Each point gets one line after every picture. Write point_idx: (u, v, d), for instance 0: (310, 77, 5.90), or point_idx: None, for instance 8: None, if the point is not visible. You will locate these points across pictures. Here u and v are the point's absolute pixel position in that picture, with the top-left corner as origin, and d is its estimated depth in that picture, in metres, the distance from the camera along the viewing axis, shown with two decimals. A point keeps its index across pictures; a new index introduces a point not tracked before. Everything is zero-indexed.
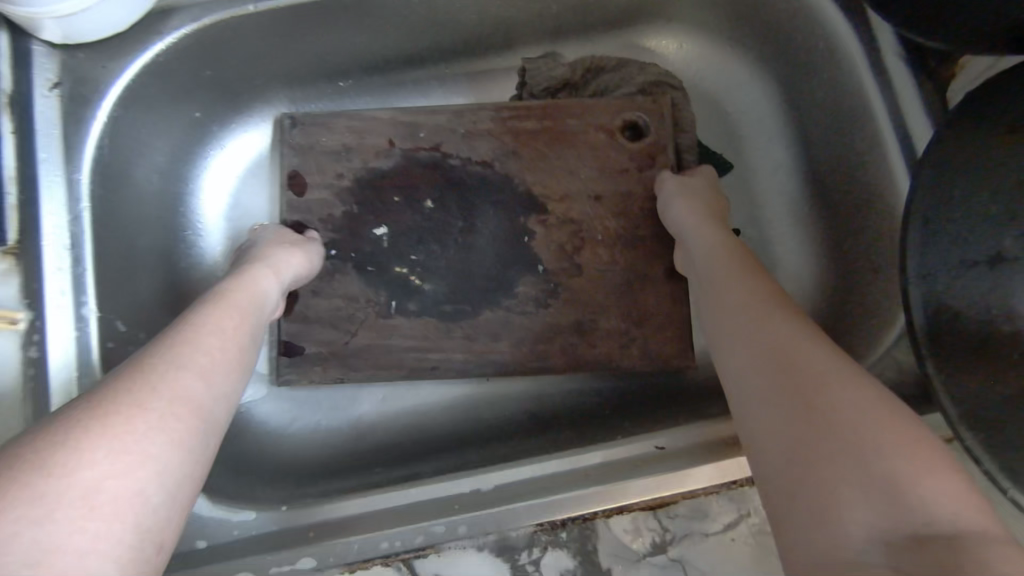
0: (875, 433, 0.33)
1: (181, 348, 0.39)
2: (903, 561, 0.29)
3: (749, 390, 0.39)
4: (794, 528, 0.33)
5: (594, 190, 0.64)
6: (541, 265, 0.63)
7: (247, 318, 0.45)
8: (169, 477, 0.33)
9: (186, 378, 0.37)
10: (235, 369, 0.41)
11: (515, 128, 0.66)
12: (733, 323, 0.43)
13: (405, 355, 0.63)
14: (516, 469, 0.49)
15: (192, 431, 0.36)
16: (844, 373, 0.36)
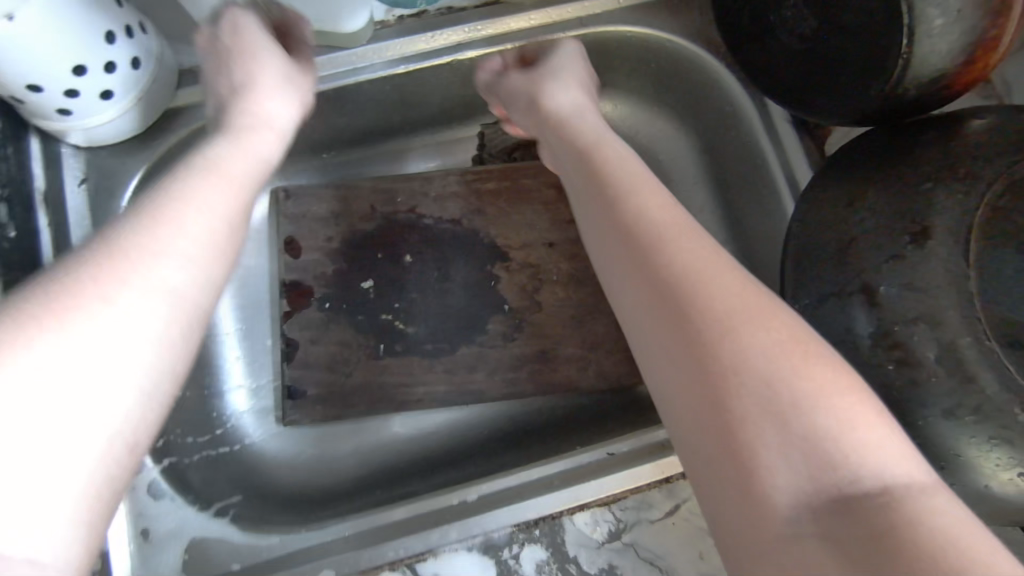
0: (793, 374, 0.35)
1: (160, 226, 0.36)
2: (824, 524, 0.32)
3: (650, 329, 0.40)
4: (707, 475, 0.36)
5: (548, 238, 0.76)
6: (507, 305, 0.74)
7: (235, 193, 0.42)
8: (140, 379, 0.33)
9: (167, 272, 0.35)
10: (222, 249, 0.39)
11: (479, 189, 0.77)
12: (624, 264, 0.43)
13: (395, 390, 0.72)
14: (493, 481, 0.59)
15: (166, 323, 0.35)
16: (740, 312, 0.37)
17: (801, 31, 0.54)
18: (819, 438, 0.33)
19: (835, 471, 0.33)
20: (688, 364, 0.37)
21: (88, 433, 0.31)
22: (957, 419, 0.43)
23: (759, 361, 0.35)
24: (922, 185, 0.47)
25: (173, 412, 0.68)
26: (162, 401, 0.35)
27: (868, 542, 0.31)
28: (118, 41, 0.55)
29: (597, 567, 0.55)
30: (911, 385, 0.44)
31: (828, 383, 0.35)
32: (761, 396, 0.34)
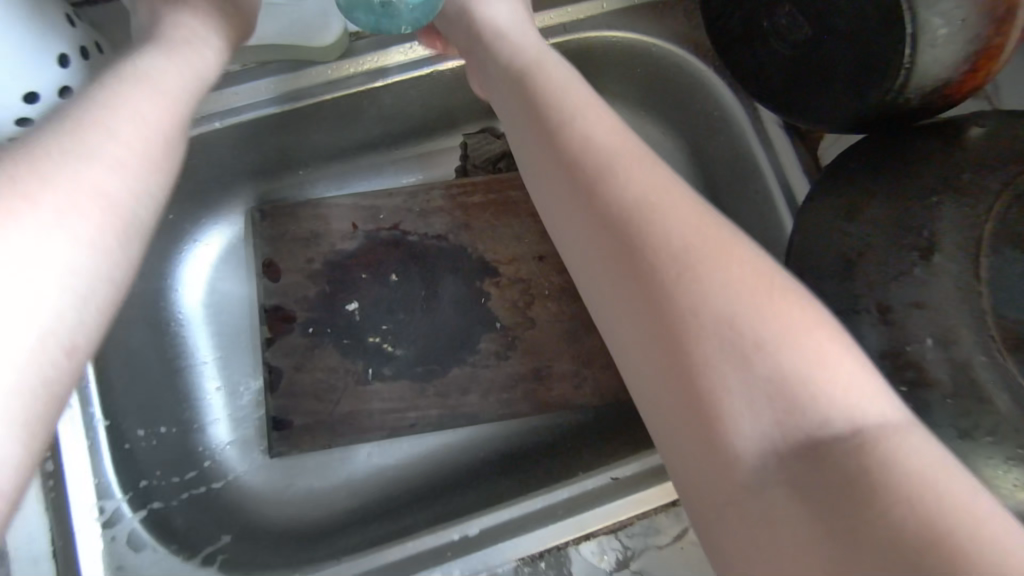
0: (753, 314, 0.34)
1: (86, 133, 0.36)
2: (791, 471, 0.31)
3: (601, 271, 0.39)
4: (665, 419, 0.36)
5: (538, 251, 0.73)
6: (498, 322, 0.72)
7: (168, 110, 0.41)
8: (76, 281, 0.32)
9: (96, 174, 0.35)
10: (154, 162, 0.39)
11: (465, 202, 0.74)
12: (576, 209, 0.41)
13: (386, 417, 0.70)
14: (495, 512, 0.57)
15: (100, 229, 0.34)
16: (702, 255, 0.36)
17: (792, 37, 0.52)
18: (784, 383, 0.33)
19: (802, 417, 0.32)
20: (640, 301, 0.36)
21: (16, 324, 0.30)
22: (973, 439, 0.42)
23: (719, 301, 0.34)
24: (925, 196, 0.46)
25: (153, 452, 0.64)
26: (102, 309, 0.34)
27: (838, 493, 0.30)
28: (72, 65, 0.51)
29: None
30: (924, 405, 0.44)
31: (791, 319, 0.34)
32: (723, 339, 0.34)
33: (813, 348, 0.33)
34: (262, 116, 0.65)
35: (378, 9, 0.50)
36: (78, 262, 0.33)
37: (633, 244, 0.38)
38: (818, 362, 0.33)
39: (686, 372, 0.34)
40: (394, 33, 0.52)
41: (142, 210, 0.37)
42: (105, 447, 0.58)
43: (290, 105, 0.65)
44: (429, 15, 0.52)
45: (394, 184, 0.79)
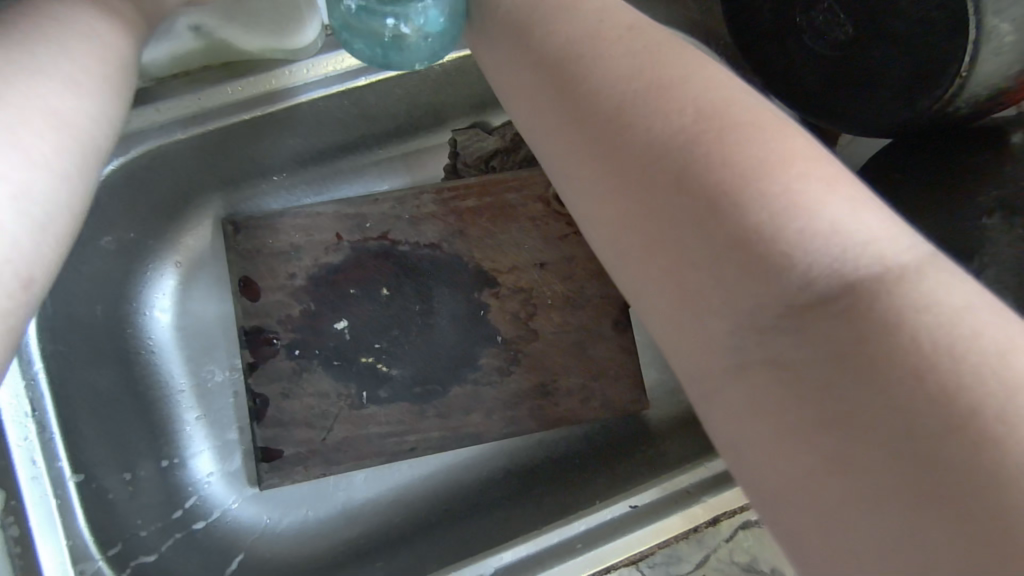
0: (708, 159, 0.29)
1: (31, 49, 0.36)
2: (777, 341, 0.27)
3: (563, 145, 0.35)
4: (647, 295, 0.32)
5: (539, 258, 0.69)
6: (500, 336, 0.67)
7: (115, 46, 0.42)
8: (36, 203, 0.33)
9: (47, 92, 0.35)
10: (101, 96, 0.39)
11: (458, 207, 0.68)
12: (534, 80, 0.37)
13: (384, 442, 0.65)
14: (509, 550, 0.54)
15: (52, 149, 0.34)
16: (637, 114, 0.32)
17: (828, 37, 0.53)
18: (736, 249, 0.28)
19: (777, 282, 0.27)
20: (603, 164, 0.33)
21: None
22: None
23: (684, 144, 0.30)
24: (970, 231, 0.50)
25: (133, 500, 0.59)
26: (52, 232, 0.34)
27: (836, 366, 0.26)
28: None
29: None
30: None
31: (748, 151, 0.29)
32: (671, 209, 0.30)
33: (791, 180, 0.28)
34: (229, 125, 0.58)
35: (386, 43, 0.42)
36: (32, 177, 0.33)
37: (585, 102, 0.34)
38: (791, 206, 0.27)
39: (664, 245, 0.30)
40: (407, 70, 0.45)
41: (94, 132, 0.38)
42: (79, 506, 0.53)
43: (260, 111, 0.58)
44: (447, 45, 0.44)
45: (378, 189, 0.72)
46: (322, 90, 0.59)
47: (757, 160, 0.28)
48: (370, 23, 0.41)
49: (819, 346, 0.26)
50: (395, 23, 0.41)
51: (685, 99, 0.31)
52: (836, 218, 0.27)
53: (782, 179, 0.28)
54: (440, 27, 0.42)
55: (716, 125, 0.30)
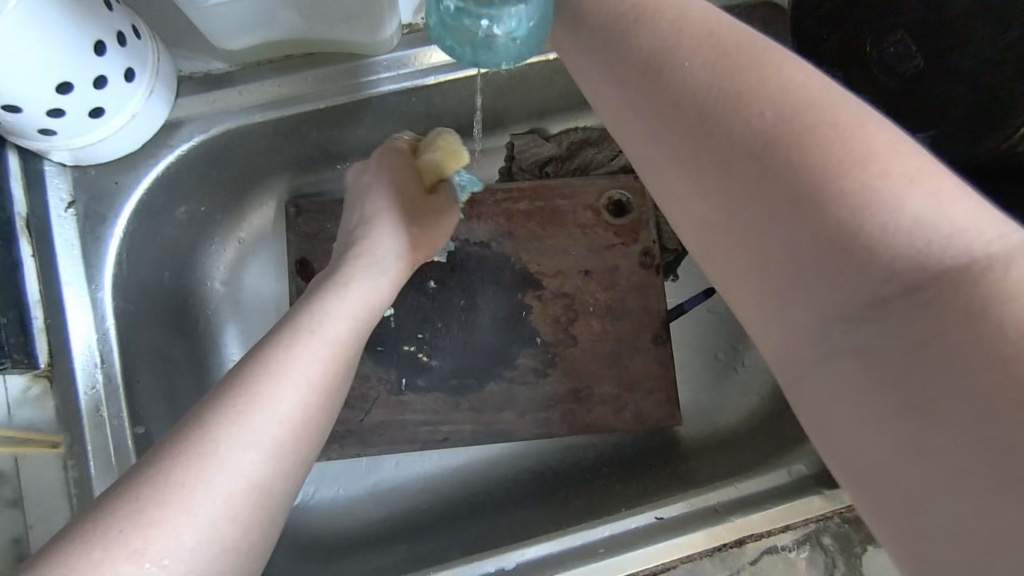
0: (790, 160, 0.28)
1: (310, 343, 0.42)
2: (855, 340, 0.28)
3: (640, 142, 0.35)
4: (735, 293, 0.33)
5: (584, 265, 0.70)
6: (539, 338, 0.69)
7: (363, 302, 0.48)
8: (287, 486, 0.38)
9: (309, 391, 0.40)
10: (345, 368, 0.44)
11: (510, 209, 0.70)
12: (605, 74, 0.37)
13: (418, 430, 0.67)
14: (533, 546, 0.55)
15: (304, 443, 0.39)
16: (706, 115, 0.31)
17: (896, 69, 0.54)
18: (807, 253, 0.28)
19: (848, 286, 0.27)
20: (683, 163, 0.33)
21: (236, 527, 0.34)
22: None
23: (762, 143, 0.29)
24: None
25: None
26: (259, 502, 0.36)
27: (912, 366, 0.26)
28: (108, 52, 0.48)
29: None
30: None
31: (824, 148, 0.28)
32: (744, 216, 0.30)
33: (880, 178, 0.27)
34: (304, 111, 0.61)
35: (476, 42, 0.43)
36: (239, 459, 0.35)
37: (659, 98, 0.33)
38: (866, 209, 0.27)
39: (745, 246, 0.31)
40: (492, 70, 0.45)
41: (320, 387, 0.41)
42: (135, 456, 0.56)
43: (335, 99, 0.61)
44: (534, 49, 0.44)
45: None
46: (401, 86, 0.62)
47: (842, 157, 0.28)
48: (462, 23, 0.43)
49: (893, 340, 0.27)
50: (489, 25, 0.42)
51: (761, 92, 0.30)
52: (918, 214, 0.26)
53: (862, 186, 0.27)
54: (528, 31, 0.43)
55: (791, 117, 0.29)
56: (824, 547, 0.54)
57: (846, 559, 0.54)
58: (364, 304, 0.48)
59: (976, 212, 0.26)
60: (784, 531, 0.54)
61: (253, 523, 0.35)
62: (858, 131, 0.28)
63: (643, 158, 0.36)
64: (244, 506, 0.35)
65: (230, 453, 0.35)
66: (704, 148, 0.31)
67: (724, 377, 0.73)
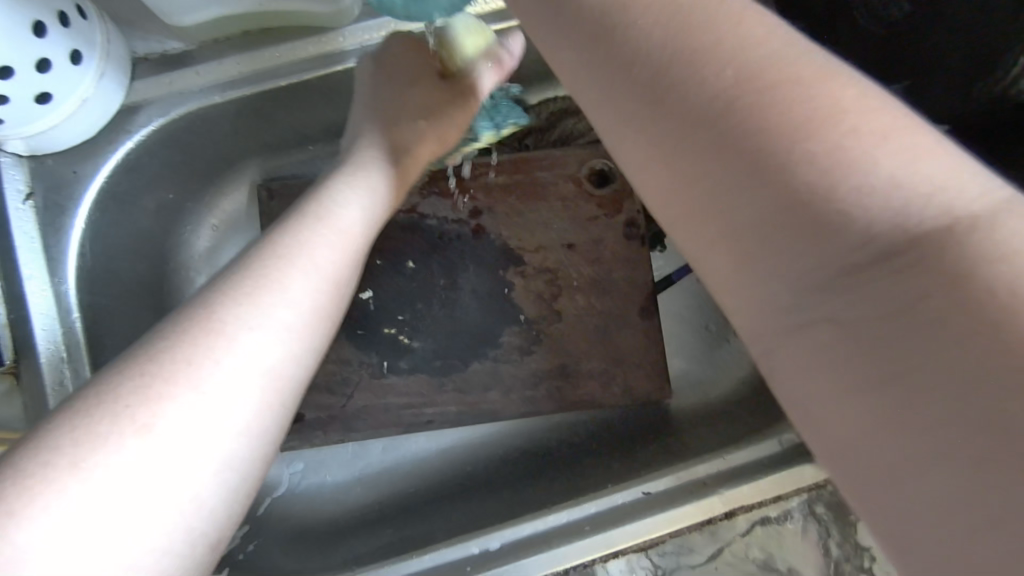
0: (759, 120, 0.27)
1: (316, 235, 0.43)
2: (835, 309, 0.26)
3: (600, 106, 0.33)
4: (708, 265, 0.31)
5: (567, 239, 0.68)
6: (523, 315, 0.67)
7: (367, 200, 0.48)
8: (297, 366, 0.39)
9: (316, 277, 0.41)
10: (352, 264, 0.45)
11: (489, 184, 0.68)
12: (556, 33, 0.34)
13: (403, 413, 0.66)
14: (519, 525, 0.54)
15: (314, 326, 0.40)
16: (663, 77, 0.29)
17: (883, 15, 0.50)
18: (771, 218, 0.27)
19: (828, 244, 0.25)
20: (647, 125, 0.30)
21: (241, 399, 0.35)
22: None
23: (732, 101, 0.27)
24: None
25: None
26: (270, 376, 0.37)
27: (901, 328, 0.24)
28: (50, 33, 0.46)
29: None
30: None
31: (791, 110, 0.26)
32: (714, 182, 0.28)
33: (850, 137, 0.25)
34: (266, 90, 0.58)
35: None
36: (247, 338, 0.37)
37: (619, 58, 0.31)
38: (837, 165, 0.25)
39: (712, 213, 0.29)
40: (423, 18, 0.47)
41: (327, 275, 0.42)
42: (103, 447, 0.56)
43: (299, 76, 0.58)
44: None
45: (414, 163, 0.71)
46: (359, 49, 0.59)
47: (814, 116, 0.26)
48: None
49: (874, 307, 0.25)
50: None
51: (729, 47, 0.28)
52: (894, 173, 0.25)
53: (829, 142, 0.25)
54: None
55: (759, 70, 0.27)
56: (817, 517, 0.53)
57: (839, 525, 0.53)
58: (369, 203, 0.48)
59: (953, 167, 0.25)
60: (775, 502, 0.53)
61: (263, 394, 0.36)
62: (822, 85, 0.27)
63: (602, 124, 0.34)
64: (252, 380, 0.36)
65: (240, 334, 0.36)
66: (669, 110, 0.29)
67: (715, 348, 0.71)
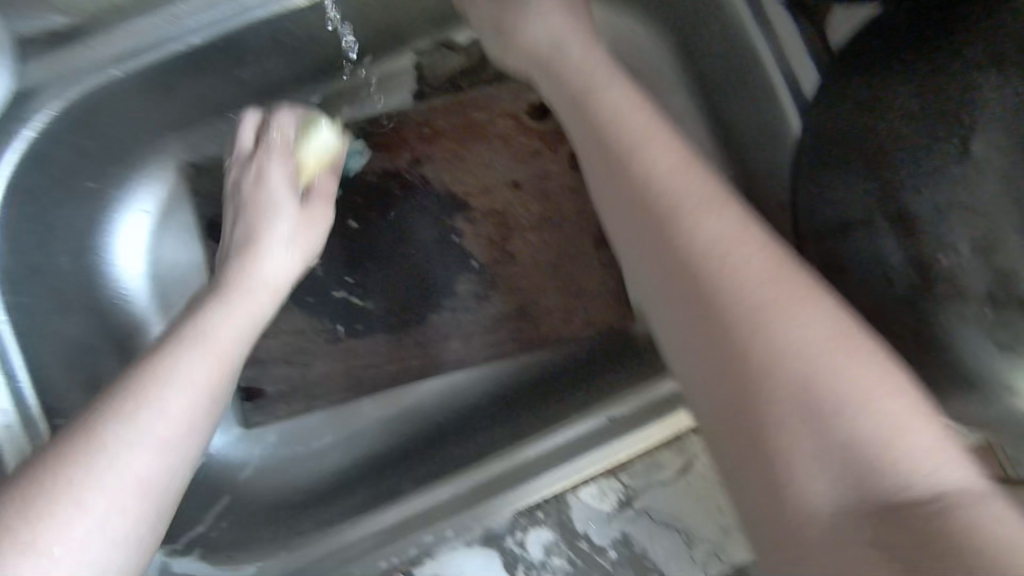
0: (750, 286, 0.31)
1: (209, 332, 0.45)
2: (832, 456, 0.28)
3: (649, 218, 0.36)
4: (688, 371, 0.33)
5: (511, 177, 0.65)
6: (475, 261, 0.65)
7: (258, 297, 0.51)
8: (184, 462, 0.41)
9: (205, 365, 0.43)
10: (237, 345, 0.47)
11: (426, 130, 0.66)
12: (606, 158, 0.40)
13: (365, 374, 0.65)
14: (486, 465, 0.53)
15: (203, 415, 0.42)
16: (657, 215, 0.35)
17: None
18: (823, 448, 0.28)
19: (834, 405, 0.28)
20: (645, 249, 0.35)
21: (135, 495, 0.37)
22: (1015, 352, 0.36)
23: (709, 254, 0.33)
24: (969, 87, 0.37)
25: None
26: (156, 478, 0.39)
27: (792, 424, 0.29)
28: None
29: (610, 540, 0.51)
30: (957, 319, 0.38)
31: (794, 360, 0.29)
32: (693, 311, 0.32)
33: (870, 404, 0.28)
34: (167, 56, 0.55)
35: None
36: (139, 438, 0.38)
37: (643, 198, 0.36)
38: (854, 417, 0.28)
39: (732, 351, 0.31)
40: None
41: (217, 364, 0.44)
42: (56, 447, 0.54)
43: (200, 38, 0.55)
44: None
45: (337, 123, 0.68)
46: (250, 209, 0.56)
47: (781, 342, 0.30)
48: None
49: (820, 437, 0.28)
50: None
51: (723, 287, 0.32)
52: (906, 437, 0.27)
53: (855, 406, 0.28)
54: None
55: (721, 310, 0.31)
56: None
57: None
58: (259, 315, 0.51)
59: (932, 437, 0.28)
60: None
61: (145, 504, 0.38)
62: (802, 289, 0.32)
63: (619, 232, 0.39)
64: (142, 467, 0.38)
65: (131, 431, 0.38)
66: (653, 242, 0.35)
67: None
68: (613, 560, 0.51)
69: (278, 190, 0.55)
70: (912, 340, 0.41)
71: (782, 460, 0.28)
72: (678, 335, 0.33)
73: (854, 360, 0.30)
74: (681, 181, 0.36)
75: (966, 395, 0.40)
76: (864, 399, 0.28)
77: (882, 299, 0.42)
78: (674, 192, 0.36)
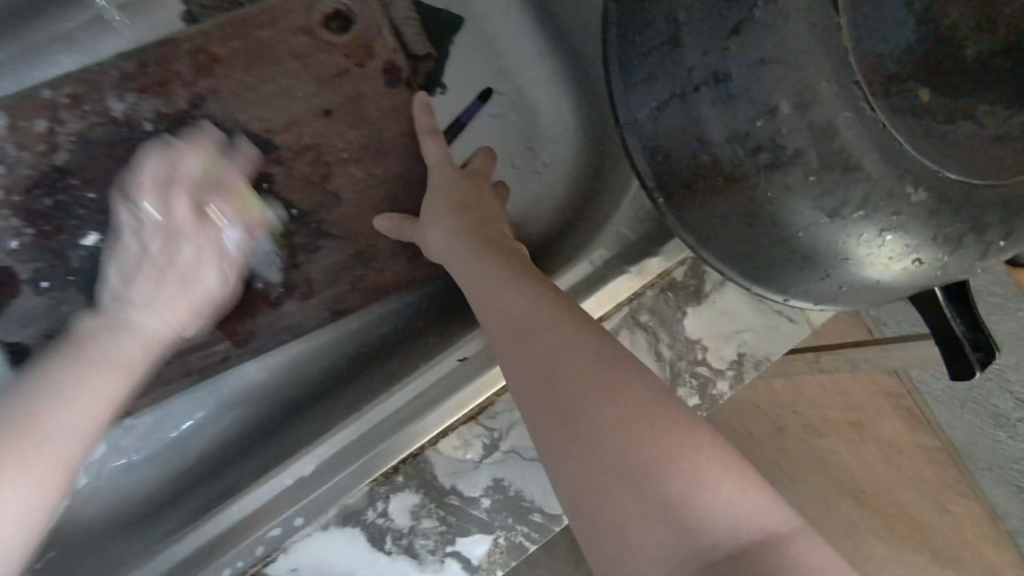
0: (590, 366, 0.34)
1: (64, 391, 0.43)
2: (654, 513, 0.29)
3: (513, 313, 0.40)
4: (543, 457, 0.35)
5: (319, 105, 0.53)
6: (295, 210, 0.54)
7: (126, 369, 0.48)
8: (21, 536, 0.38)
9: (64, 420, 0.42)
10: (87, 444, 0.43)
11: (192, 58, 0.50)
12: (482, 267, 0.45)
13: (189, 360, 0.55)
14: (329, 439, 0.48)
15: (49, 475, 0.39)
16: (515, 315, 0.39)
17: None
18: (650, 502, 0.30)
19: (658, 467, 0.30)
20: (507, 346, 0.38)
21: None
22: (844, 219, 0.33)
23: (559, 339, 0.36)
24: None
25: None
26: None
27: (624, 483, 0.30)
28: None
29: (480, 489, 0.47)
30: (783, 190, 0.34)
31: (641, 428, 0.31)
32: (549, 397, 0.34)
33: (688, 462, 0.30)
34: None
35: None
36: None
37: (507, 302, 0.41)
38: (683, 476, 0.30)
39: (572, 420, 0.33)
40: None
41: (85, 423, 0.43)
42: None
43: None
44: None
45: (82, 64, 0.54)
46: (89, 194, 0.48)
47: (621, 408, 0.32)
48: None
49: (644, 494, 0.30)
50: None
51: (563, 361, 0.35)
52: (720, 491, 0.30)
53: (683, 463, 0.30)
54: None
55: (566, 385, 0.34)
56: (642, 325, 0.48)
57: (666, 327, 0.48)
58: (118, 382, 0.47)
59: (747, 487, 0.30)
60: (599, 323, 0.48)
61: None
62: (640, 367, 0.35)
63: (487, 320, 0.42)
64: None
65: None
66: (512, 335, 0.39)
67: (527, 181, 0.63)
68: (488, 509, 0.47)
69: (218, 291, 0.53)
70: (744, 223, 0.37)
71: (620, 534, 0.30)
72: (531, 416, 0.36)
73: (668, 423, 0.32)
74: (531, 292, 0.40)
75: (805, 272, 0.37)
76: (678, 451, 0.30)
77: (713, 179, 0.36)
78: (529, 294, 0.40)
